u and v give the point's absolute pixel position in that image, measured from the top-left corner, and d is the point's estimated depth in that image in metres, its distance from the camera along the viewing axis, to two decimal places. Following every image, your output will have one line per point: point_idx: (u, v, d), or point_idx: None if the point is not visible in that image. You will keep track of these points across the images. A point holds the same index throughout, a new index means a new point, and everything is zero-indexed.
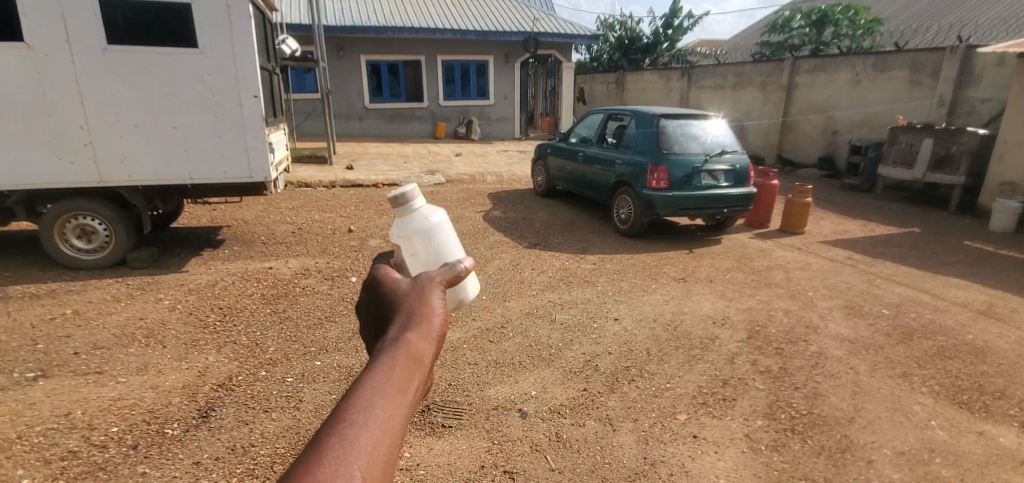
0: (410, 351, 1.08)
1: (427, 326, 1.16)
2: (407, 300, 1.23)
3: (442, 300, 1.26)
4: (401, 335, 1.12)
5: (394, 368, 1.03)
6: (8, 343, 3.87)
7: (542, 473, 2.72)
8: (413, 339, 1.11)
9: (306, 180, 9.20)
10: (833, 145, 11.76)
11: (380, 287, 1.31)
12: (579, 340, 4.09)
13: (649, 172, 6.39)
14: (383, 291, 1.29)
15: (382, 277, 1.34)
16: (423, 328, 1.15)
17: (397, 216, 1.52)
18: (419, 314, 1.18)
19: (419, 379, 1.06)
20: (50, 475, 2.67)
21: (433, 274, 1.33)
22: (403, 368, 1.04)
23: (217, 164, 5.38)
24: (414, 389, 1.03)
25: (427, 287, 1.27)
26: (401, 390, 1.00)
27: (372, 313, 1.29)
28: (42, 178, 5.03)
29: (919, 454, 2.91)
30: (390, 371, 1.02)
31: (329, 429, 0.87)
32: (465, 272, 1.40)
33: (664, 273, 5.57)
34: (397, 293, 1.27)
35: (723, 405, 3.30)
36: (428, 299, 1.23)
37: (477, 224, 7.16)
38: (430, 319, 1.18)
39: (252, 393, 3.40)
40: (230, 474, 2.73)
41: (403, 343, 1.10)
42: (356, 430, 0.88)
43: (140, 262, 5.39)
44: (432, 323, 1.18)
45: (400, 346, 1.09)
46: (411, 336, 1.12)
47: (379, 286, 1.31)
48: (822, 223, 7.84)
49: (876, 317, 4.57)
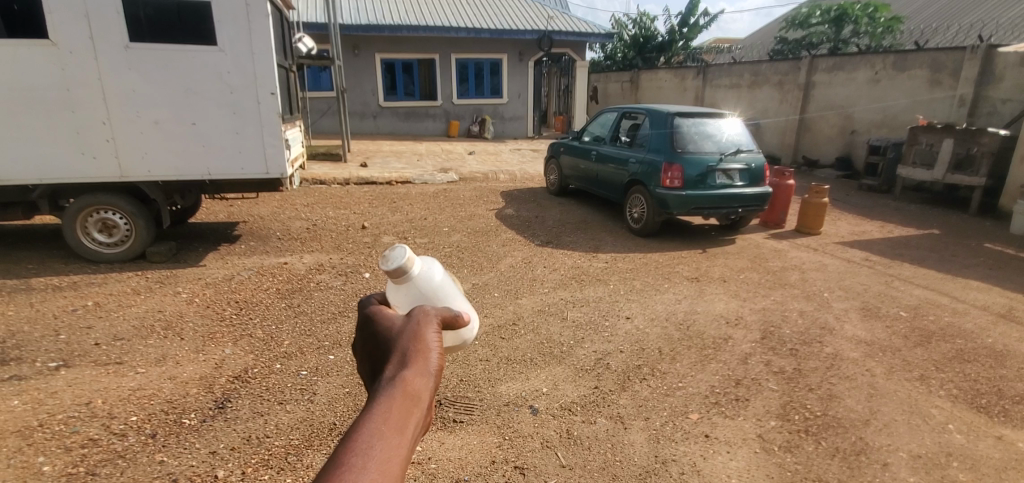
0: (408, 388, 1.05)
1: (425, 361, 1.11)
2: (401, 333, 1.18)
3: (439, 331, 1.20)
4: (398, 372, 1.08)
5: (392, 408, 1.00)
6: (32, 332, 3.97)
7: (553, 470, 2.73)
8: (410, 376, 1.07)
9: (321, 177, 9.29)
10: (851, 145, 11.58)
11: (374, 320, 1.24)
12: (590, 338, 4.09)
13: (662, 171, 6.35)
14: (377, 326, 1.23)
15: (375, 311, 1.27)
16: (420, 364, 1.10)
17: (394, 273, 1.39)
18: (416, 349, 1.13)
19: (418, 418, 1.03)
20: (71, 462, 2.74)
21: (427, 307, 1.24)
22: (400, 408, 1.01)
23: (234, 160, 5.46)
24: (413, 428, 1.00)
25: (423, 319, 1.20)
26: (399, 431, 0.97)
27: (366, 348, 1.23)
28: (66, 173, 5.15)
29: (936, 458, 2.86)
30: (388, 410, 0.99)
31: (328, 474, 0.84)
32: (463, 321, 1.28)
33: (677, 272, 5.53)
34: (390, 329, 1.21)
35: (736, 405, 3.28)
36: (424, 331, 1.17)
37: (489, 222, 7.18)
38: (428, 354, 1.13)
39: (267, 386, 3.45)
40: (246, 464, 2.78)
41: (400, 380, 1.06)
42: (355, 473, 0.85)
43: (159, 256, 5.50)
44: (430, 357, 1.13)
45: (396, 384, 1.05)
46: (409, 372, 1.08)
47: (372, 318, 1.26)
48: (839, 224, 7.72)
49: (893, 319, 4.50)
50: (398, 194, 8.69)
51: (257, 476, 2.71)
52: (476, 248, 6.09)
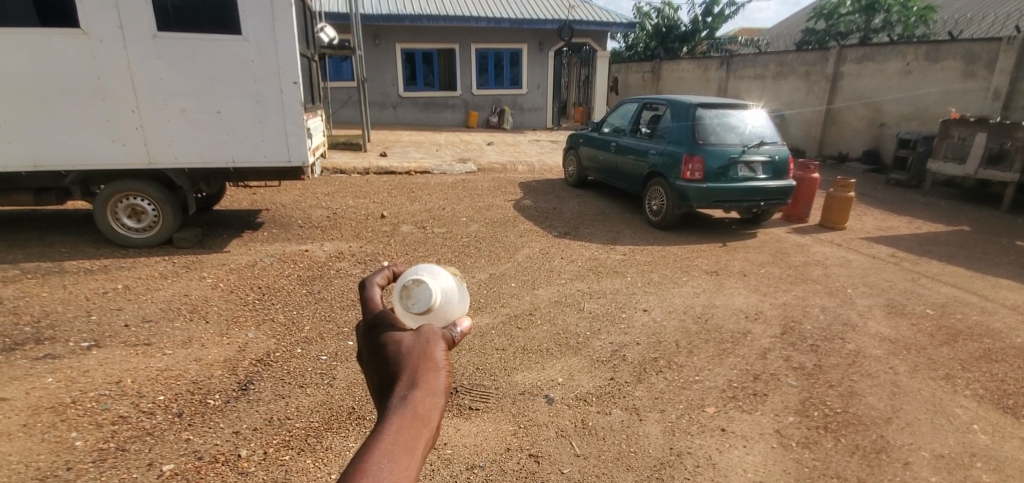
0: (419, 407, 0.97)
1: (435, 377, 1.03)
2: (410, 346, 1.09)
3: (448, 347, 1.11)
4: (408, 390, 0.99)
5: (401, 428, 0.92)
6: (65, 313, 4.13)
7: (567, 458, 2.75)
8: (419, 394, 0.99)
9: (341, 166, 9.40)
10: (879, 138, 11.25)
11: (378, 331, 1.15)
12: (607, 329, 4.08)
13: (683, 163, 6.26)
14: (382, 338, 1.13)
15: (380, 319, 1.18)
16: (432, 381, 1.02)
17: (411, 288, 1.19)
18: (425, 364, 1.05)
19: (428, 439, 0.94)
20: (102, 438, 2.85)
21: (432, 324, 1.14)
22: (409, 428, 0.92)
23: (257, 148, 5.55)
24: (424, 450, 0.92)
25: (432, 333, 1.11)
26: (409, 453, 0.89)
27: (370, 362, 1.14)
28: (97, 160, 5.30)
29: (959, 458, 2.80)
30: (398, 430, 0.91)
31: None
32: (462, 334, 1.16)
33: (695, 265, 5.47)
34: (397, 341, 1.11)
35: (753, 400, 3.25)
36: (433, 347, 1.09)
37: (507, 212, 7.19)
38: (437, 369, 1.05)
39: (288, 370, 3.53)
40: (268, 444, 2.86)
41: (409, 398, 0.98)
42: None
43: (186, 242, 5.66)
44: (440, 374, 1.04)
45: (405, 403, 0.96)
46: (418, 391, 0.99)
47: (377, 326, 1.17)
48: (864, 219, 7.54)
49: (919, 317, 4.39)
50: (417, 184, 8.74)
51: (278, 456, 2.78)
52: (494, 239, 6.11)
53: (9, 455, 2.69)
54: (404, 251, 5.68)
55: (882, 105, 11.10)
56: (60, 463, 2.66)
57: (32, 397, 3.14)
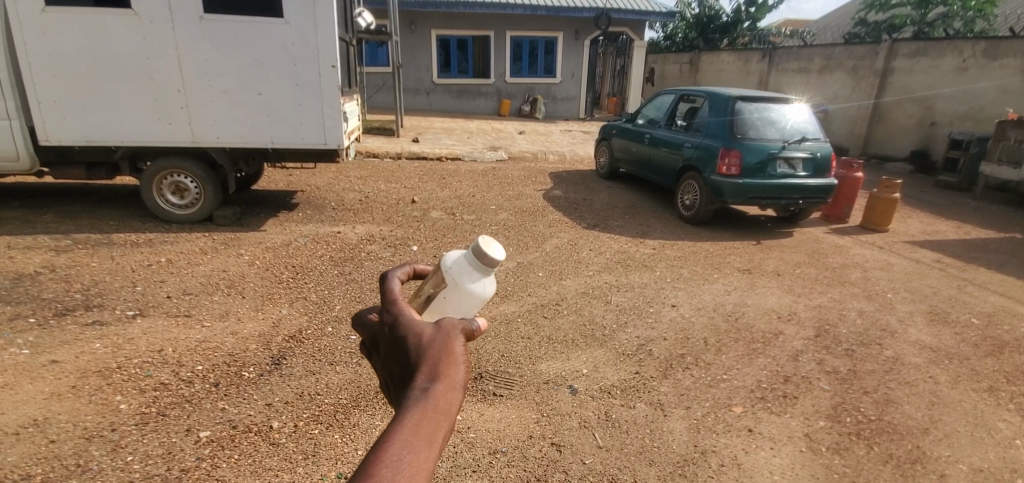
0: (440, 400, 0.98)
1: (455, 371, 1.04)
2: (433, 338, 1.08)
3: (467, 341, 1.11)
4: (428, 384, 1.00)
5: (421, 421, 0.94)
6: (112, 283, 4.34)
7: (590, 449, 2.75)
8: (441, 387, 1.00)
9: (374, 151, 9.53)
10: (929, 138, 10.73)
11: (393, 323, 1.12)
12: (634, 323, 4.05)
13: (719, 157, 6.10)
14: (399, 327, 1.10)
15: (396, 309, 1.13)
16: (453, 376, 1.03)
17: (473, 253, 1.21)
18: (444, 358, 1.05)
19: (445, 433, 0.97)
20: (145, 402, 3.00)
21: (453, 318, 1.13)
22: (429, 421, 0.95)
23: (295, 130, 5.66)
24: (442, 443, 0.95)
25: (454, 328, 1.11)
26: (428, 446, 0.92)
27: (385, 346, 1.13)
28: (144, 137, 5.52)
29: (998, 473, 2.69)
30: (418, 424, 0.94)
31: None
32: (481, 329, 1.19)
33: (727, 263, 5.36)
34: (416, 332, 1.09)
35: (783, 402, 3.18)
36: (452, 341, 1.08)
37: (537, 202, 7.16)
38: (457, 364, 1.05)
39: (319, 347, 3.62)
40: (298, 418, 2.95)
41: (430, 391, 0.99)
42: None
43: (225, 220, 5.84)
44: (457, 370, 1.05)
45: (426, 397, 0.98)
46: (439, 386, 1.00)
47: (391, 318, 1.12)
48: (909, 222, 7.23)
49: (963, 326, 4.20)
50: (447, 171, 8.79)
51: (308, 430, 2.87)
52: (522, 228, 6.11)
53: (59, 414, 2.86)
54: (433, 237, 5.73)
55: (934, 103, 10.56)
56: (105, 424, 2.81)
57: (81, 360, 3.32)
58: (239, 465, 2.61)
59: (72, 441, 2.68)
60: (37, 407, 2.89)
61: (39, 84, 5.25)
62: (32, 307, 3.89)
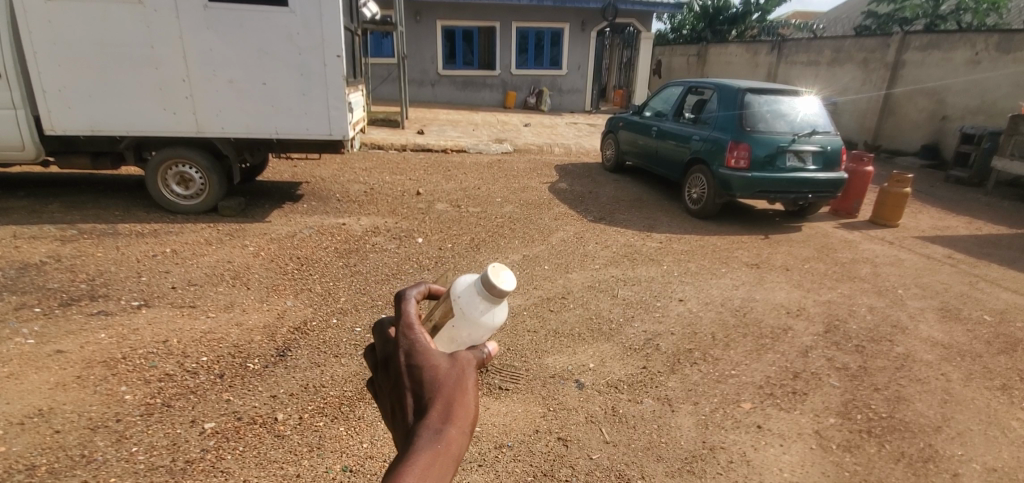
0: (452, 445, 0.94)
1: (466, 411, 0.98)
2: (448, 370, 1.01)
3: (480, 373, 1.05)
4: (441, 426, 0.95)
5: (431, 466, 0.90)
6: (118, 273, 4.33)
7: (596, 445, 2.73)
8: (454, 431, 0.95)
9: (379, 142, 9.48)
10: (940, 132, 10.58)
11: (408, 351, 1.02)
12: (641, 317, 4.00)
13: (727, 150, 6.03)
14: (413, 358, 1.01)
15: (411, 334, 1.03)
16: (464, 417, 0.98)
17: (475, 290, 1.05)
18: (458, 396, 0.99)
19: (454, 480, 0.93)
20: (150, 393, 2.99)
21: (464, 352, 1.05)
22: (438, 468, 0.90)
23: (300, 121, 5.62)
24: None
25: (469, 361, 1.04)
26: None
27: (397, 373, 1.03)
28: (148, 128, 5.49)
29: (1013, 472, 2.65)
30: (428, 473, 0.89)
31: None
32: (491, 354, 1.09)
33: (735, 257, 5.29)
34: (432, 362, 1.01)
35: (793, 398, 3.14)
36: (466, 376, 1.01)
37: (543, 195, 7.11)
38: (469, 402, 0.99)
39: (324, 339, 3.60)
40: (304, 410, 2.94)
41: (443, 436, 0.94)
42: None
43: (230, 211, 5.81)
44: (469, 411, 0.99)
45: (438, 441, 0.93)
46: (452, 432, 0.95)
47: (406, 345, 1.02)
48: (919, 217, 7.14)
49: (975, 323, 4.14)
50: (452, 163, 8.74)
51: (312, 422, 2.86)
52: (528, 220, 6.06)
53: (63, 404, 2.85)
54: (439, 229, 5.69)
55: (945, 96, 10.40)
56: (110, 414, 2.80)
57: (86, 350, 3.31)
58: (243, 457, 2.60)
59: (77, 431, 2.67)
60: (42, 397, 2.89)
61: (44, 73, 5.23)
62: (38, 296, 3.88)
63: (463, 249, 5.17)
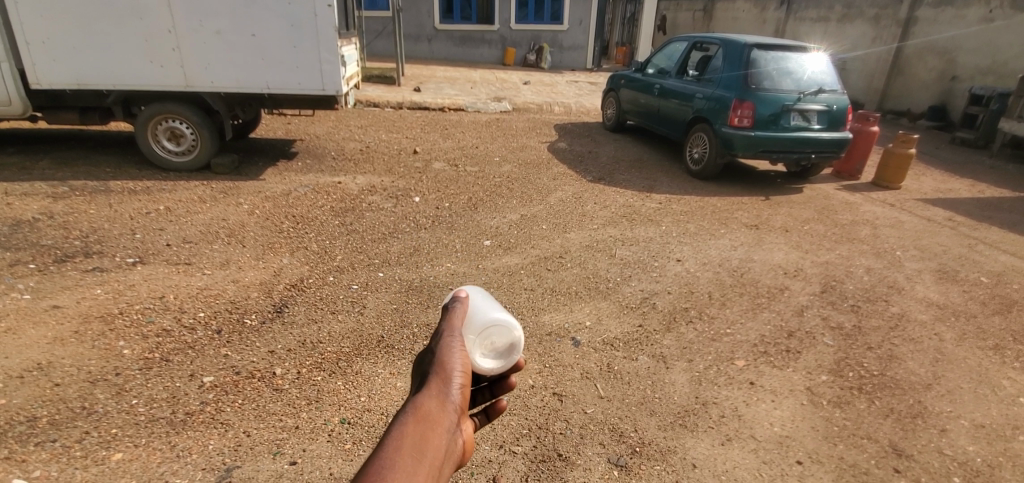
0: (426, 410, 1.13)
1: (440, 387, 1.20)
2: (424, 361, 1.30)
3: (457, 357, 1.28)
4: (419, 398, 1.17)
5: (408, 427, 1.08)
6: (111, 230, 4.28)
7: (591, 399, 2.76)
8: (428, 400, 1.16)
9: (374, 100, 9.26)
10: (948, 93, 10.35)
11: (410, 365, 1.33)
12: (638, 277, 4.00)
13: (731, 108, 5.89)
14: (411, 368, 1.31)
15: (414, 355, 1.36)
16: (438, 390, 1.19)
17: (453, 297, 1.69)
18: (434, 376, 1.22)
19: (433, 440, 1.09)
20: (148, 347, 3.01)
21: (444, 339, 1.32)
22: (415, 429, 1.08)
23: (291, 75, 5.44)
24: (428, 448, 1.06)
25: (444, 347, 1.29)
26: (414, 450, 1.04)
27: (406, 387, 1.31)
28: (135, 81, 5.32)
29: (1001, 429, 2.70)
30: (404, 432, 1.07)
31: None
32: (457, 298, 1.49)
33: (734, 218, 5.26)
34: (416, 361, 1.33)
35: (786, 356, 3.17)
36: (442, 360, 1.25)
37: (542, 154, 7.00)
38: (442, 380, 1.21)
39: (321, 296, 3.60)
40: (301, 365, 2.96)
41: (419, 403, 1.15)
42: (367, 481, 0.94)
43: (223, 168, 5.71)
44: (445, 385, 1.20)
45: (414, 409, 1.13)
46: (427, 400, 1.16)
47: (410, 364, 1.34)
48: (922, 179, 7.07)
49: (971, 285, 4.15)
50: (450, 121, 8.57)
51: (310, 376, 2.88)
52: (527, 180, 5.98)
53: (63, 358, 2.87)
54: (435, 188, 5.62)
55: (956, 56, 10.12)
56: (109, 368, 2.82)
57: (83, 306, 3.31)
58: (242, 409, 2.64)
59: (77, 384, 2.70)
60: (41, 351, 2.90)
61: (24, 23, 5.03)
62: (33, 253, 3.85)
63: (460, 208, 5.12)
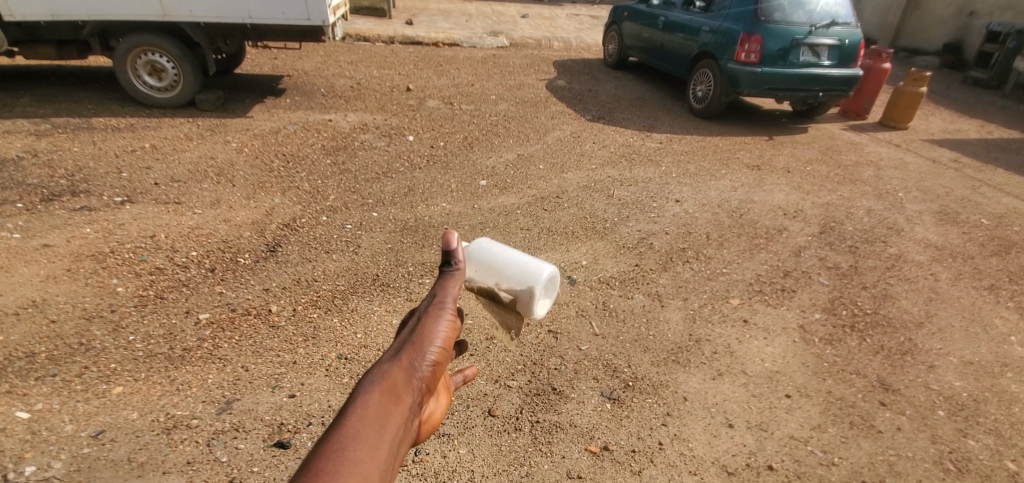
0: (395, 381, 1.13)
1: (415, 358, 1.19)
2: (405, 328, 1.28)
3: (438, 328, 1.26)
4: (391, 365, 1.16)
5: (375, 396, 1.08)
6: (97, 169, 4.16)
7: (586, 336, 2.79)
8: (399, 371, 1.15)
9: (365, 33, 8.81)
10: (965, 29, 9.91)
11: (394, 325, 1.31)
12: (636, 217, 3.94)
13: (739, 42, 5.62)
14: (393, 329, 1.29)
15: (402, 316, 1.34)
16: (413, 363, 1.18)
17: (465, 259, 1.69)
18: (410, 345, 1.21)
19: (398, 413, 1.09)
20: (142, 286, 2.99)
21: (431, 306, 1.30)
22: (382, 399, 1.09)
23: (275, 4, 5.13)
24: (393, 420, 1.07)
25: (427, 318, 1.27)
26: (377, 420, 1.05)
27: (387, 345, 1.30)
28: (109, 11, 5.01)
29: (988, 366, 2.76)
30: (370, 401, 1.07)
31: (310, 452, 0.96)
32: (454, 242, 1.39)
33: (736, 158, 5.13)
34: (399, 324, 1.32)
35: (781, 295, 3.18)
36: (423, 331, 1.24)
37: (540, 92, 6.75)
38: (419, 352, 1.20)
39: (315, 235, 3.55)
40: (297, 303, 2.95)
41: (391, 370, 1.14)
42: (326, 450, 0.95)
43: (208, 104, 5.49)
44: (419, 357, 1.20)
45: (383, 376, 1.13)
46: (397, 369, 1.15)
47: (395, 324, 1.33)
48: (930, 119, 6.89)
49: (971, 226, 4.11)
50: (445, 57, 8.20)
51: (306, 314, 2.89)
52: (524, 119, 5.79)
53: (57, 296, 2.85)
54: (430, 126, 5.44)
55: None
56: (104, 305, 2.82)
57: (73, 245, 3.26)
58: (240, 345, 2.66)
59: (73, 321, 2.70)
60: (34, 289, 2.88)
61: None
62: (18, 191, 3.76)
63: (455, 148, 4.98)
